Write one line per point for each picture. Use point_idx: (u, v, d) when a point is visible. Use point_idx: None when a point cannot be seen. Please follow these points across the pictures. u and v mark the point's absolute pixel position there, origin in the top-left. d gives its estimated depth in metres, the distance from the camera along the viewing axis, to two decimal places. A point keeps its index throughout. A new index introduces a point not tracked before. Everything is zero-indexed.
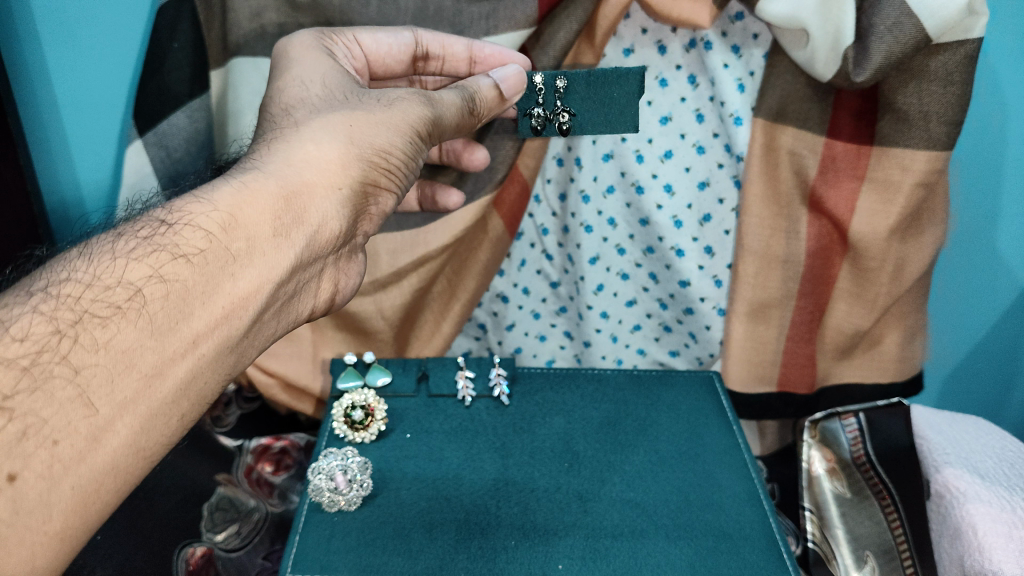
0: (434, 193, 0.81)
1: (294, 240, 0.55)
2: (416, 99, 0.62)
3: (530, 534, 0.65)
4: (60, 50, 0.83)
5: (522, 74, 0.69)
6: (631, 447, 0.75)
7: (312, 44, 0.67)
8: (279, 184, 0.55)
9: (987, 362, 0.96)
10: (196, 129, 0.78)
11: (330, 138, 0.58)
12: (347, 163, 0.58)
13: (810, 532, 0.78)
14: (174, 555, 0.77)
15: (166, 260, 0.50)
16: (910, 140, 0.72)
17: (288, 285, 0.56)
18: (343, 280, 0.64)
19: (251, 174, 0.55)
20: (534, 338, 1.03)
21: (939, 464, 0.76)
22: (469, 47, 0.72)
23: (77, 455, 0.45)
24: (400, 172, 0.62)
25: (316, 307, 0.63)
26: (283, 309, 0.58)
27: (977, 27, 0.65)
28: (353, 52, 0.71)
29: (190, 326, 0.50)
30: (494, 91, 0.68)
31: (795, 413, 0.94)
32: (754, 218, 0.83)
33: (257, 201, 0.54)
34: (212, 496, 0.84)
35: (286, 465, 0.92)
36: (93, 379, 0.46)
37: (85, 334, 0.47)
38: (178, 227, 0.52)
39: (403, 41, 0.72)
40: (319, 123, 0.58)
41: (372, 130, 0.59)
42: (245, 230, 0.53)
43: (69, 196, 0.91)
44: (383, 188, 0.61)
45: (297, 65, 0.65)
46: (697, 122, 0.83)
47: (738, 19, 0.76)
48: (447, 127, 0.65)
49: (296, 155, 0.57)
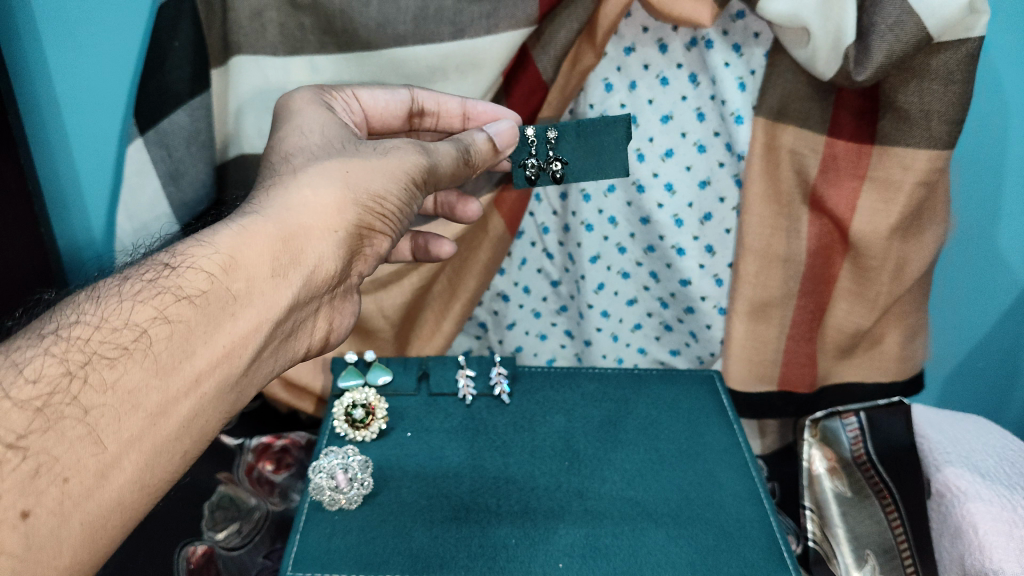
0: (427, 243, 0.80)
1: (292, 280, 0.54)
2: (413, 146, 0.62)
3: (530, 532, 0.65)
4: (60, 50, 0.83)
5: (515, 128, 0.70)
6: (631, 445, 0.75)
7: (312, 99, 0.67)
8: (276, 226, 0.54)
9: (987, 361, 0.96)
10: (197, 128, 0.78)
11: (326, 182, 0.57)
12: (343, 208, 0.57)
13: (812, 532, 0.76)
14: (174, 554, 0.78)
15: (169, 302, 0.50)
16: (911, 139, 0.72)
17: (286, 323, 0.56)
18: (338, 318, 0.63)
19: (250, 217, 0.55)
20: (535, 336, 1.03)
21: (939, 464, 0.77)
22: (463, 105, 0.74)
23: (86, 490, 0.45)
24: (395, 217, 0.61)
25: (313, 345, 0.62)
26: (281, 347, 0.57)
27: (978, 26, 0.65)
28: (352, 107, 0.71)
29: (192, 365, 0.50)
30: (487, 144, 0.68)
31: (796, 413, 0.95)
32: (754, 218, 0.82)
33: (256, 242, 0.53)
34: (212, 495, 0.85)
35: (287, 463, 0.92)
36: (102, 417, 0.46)
37: (95, 375, 0.47)
38: (179, 270, 0.51)
39: (400, 98, 0.72)
40: (316, 167, 0.58)
41: (367, 175, 0.59)
42: (246, 270, 0.53)
43: (70, 190, 0.92)
44: (379, 231, 0.61)
45: (298, 117, 0.65)
46: (698, 120, 0.83)
47: (739, 17, 0.76)
48: (443, 176, 0.65)
49: (295, 198, 0.56)
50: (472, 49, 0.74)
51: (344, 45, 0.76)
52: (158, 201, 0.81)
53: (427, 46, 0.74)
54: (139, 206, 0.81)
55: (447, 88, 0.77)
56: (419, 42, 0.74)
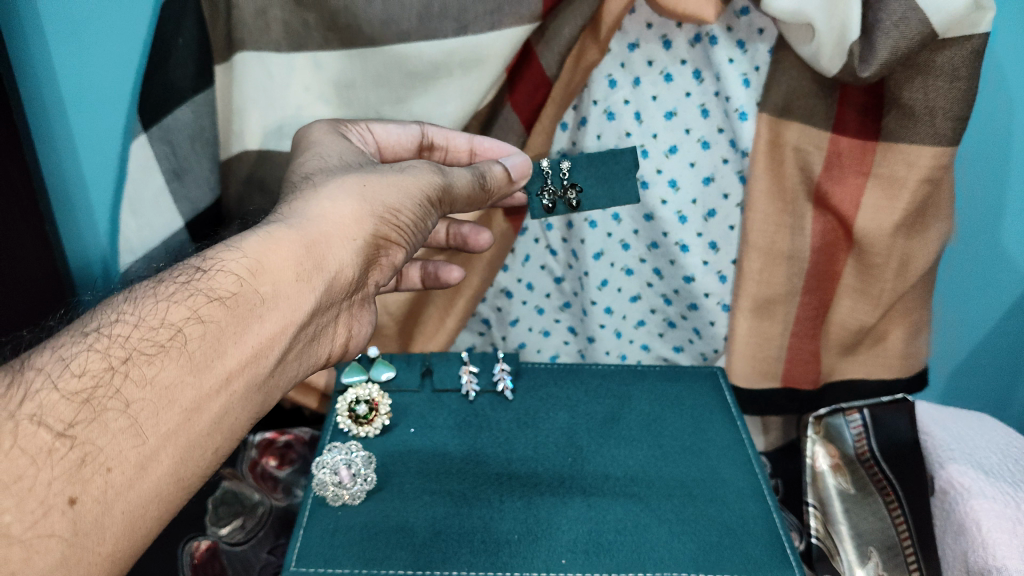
0: (436, 270, 0.83)
1: (315, 285, 0.54)
2: (428, 167, 0.64)
3: (532, 529, 0.65)
4: (64, 46, 0.83)
5: (528, 162, 0.73)
6: (636, 442, 0.75)
7: (330, 129, 0.70)
8: (299, 234, 0.54)
9: (989, 357, 0.96)
10: (201, 125, 0.78)
11: (345, 195, 0.58)
12: (361, 219, 0.57)
13: (816, 528, 0.76)
14: (180, 550, 0.81)
15: (202, 303, 0.50)
16: (915, 136, 0.72)
17: (308, 327, 0.56)
18: (356, 326, 0.63)
19: (275, 224, 0.55)
20: (538, 333, 1.03)
21: (944, 461, 0.77)
22: (470, 141, 0.78)
23: (127, 481, 0.45)
24: (411, 230, 0.62)
25: (333, 352, 0.62)
26: (304, 351, 0.57)
27: (984, 22, 0.65)
28: (366, 139, 0.74)
29: (223, 364, 0.50)
30: (503, 173, 0.70)
31: (800, 409, 0.95)
32: (759, 215, 0.82)
33: (281, 249, 0.53)
34: (216, 490, 0.86)
35: (291, 459, 0.91)
36: (143, 409, 0.46)
37: (135, 371, 0.47)
38: (211, 273, 0.51)
39: (411, 133, 0.76)
40: (335, 182, 0.59)
41: (385, 190, 0.60)
42: (271, 276, 0.52)
43: (73, 186, 0.93)
44: (395, 242, 0.61)
45: (317, 145, 0.67)
46: (703, 117, 0.83)
47: (743, 14, 0.75)
48: (459, 196, 0.66)
49: (315, 209, 0.57)
50: (477, 45, 0.73)
51: (348, 42, 0.75)
52: (163, 197, 0.81)
53: (430, 42, 0.74)
54: (145, 199, 0.81)
55: (450, 83, 0.77)
56: (424, 39, 0.74)
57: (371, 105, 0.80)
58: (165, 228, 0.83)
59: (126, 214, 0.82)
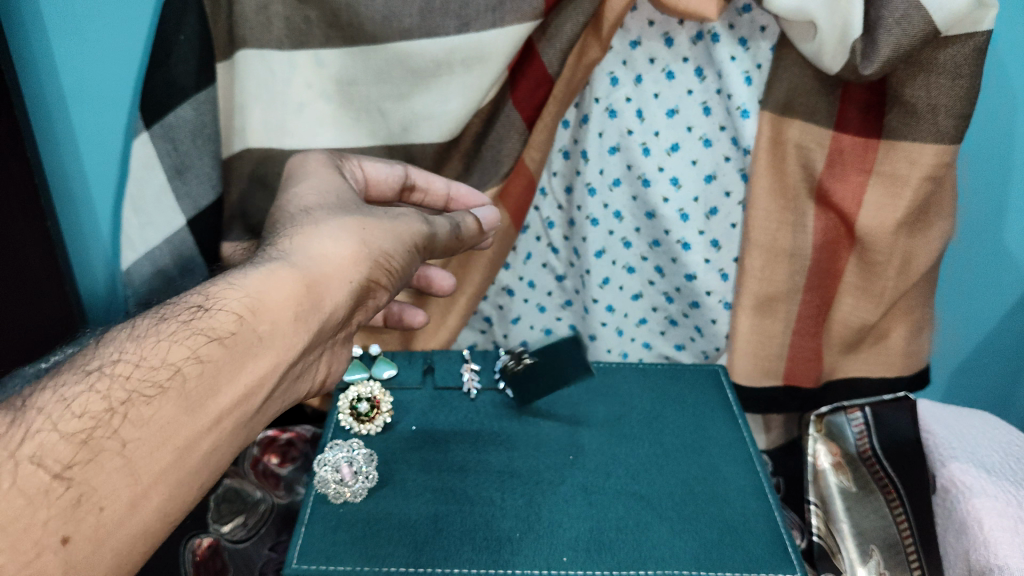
0: (399, 312, 0.87)
1: (311, 325, 0.54)
2: (416, 216, 0.67)
3: (534, 527, 0.65)
4: (67, 43, 0.83)
5: (497, 213, 0.78)
6: (637, 439, 0.75)
7: (326, 163, 0.70)
8: (300, 273, 0.54)
9: (991, 356, 0.96)
10: (203, 122, 0.78)
11: (344, 236, 0.58)
12: (358, 260, 0.58)
13: (816, 526, 0.77)
14: (182, 547, 0.81)
15: (202, 342, 0.49)
16: (917, 133, 0.72)
17: (296, 366, 0.55)
18: (335, 363, 0.63)
19: (278, 262, 0.54)
20: (540, 331, 1.03)
21: (945, 460, 0.77)
22: (449, 187, 0.80)
23: (117, 520, 0.44)
24: (398, 274, 0.63)
25: (313, 387, 0.61)
26: (290, 388, 0.57)
27: (986, 19, 0.65)
28: (355, 175, 0.74)
29: (216, 403, 0.48)
30: (474, 224, 0.74)
31: (801, 407, 0.94)
32: (761, 212, 0.82)
33: (281, 287, 0.53)
34: (218, 487, 0.86)
35: (292, 457, 0.91)
36: (138, 450, 0.45)
37: (132, 411, 0.45)
38: (212, 311, 0.50)
39: (396, 173, 0.76)
40: (334, 222, 0.60)
41: (381, 234, 0.61)
42: (271, 314, 0.52)
43: (74, 184, 0.93)
44: (384, 286, 0.62)
45: (309, 178, 0.67)
46: (705, 115, 0.83)
47: (746, 10, 0.75)
48: (438, 245, 0.70)
49: (316, 248, 0.57)
50: (478, 42, 0.73)
51: (350, 39, 0.76)
52: (164, 195, 0.81)
53: (431, 38, 0.74)
54: (146, 197, 0.81)
55: (452, 81, 0.76)
56: (425, 36, 0.74)
57: (373, 100, 0.79)
58: (166, 226, 0.83)
59: (128, 212, 0.82)
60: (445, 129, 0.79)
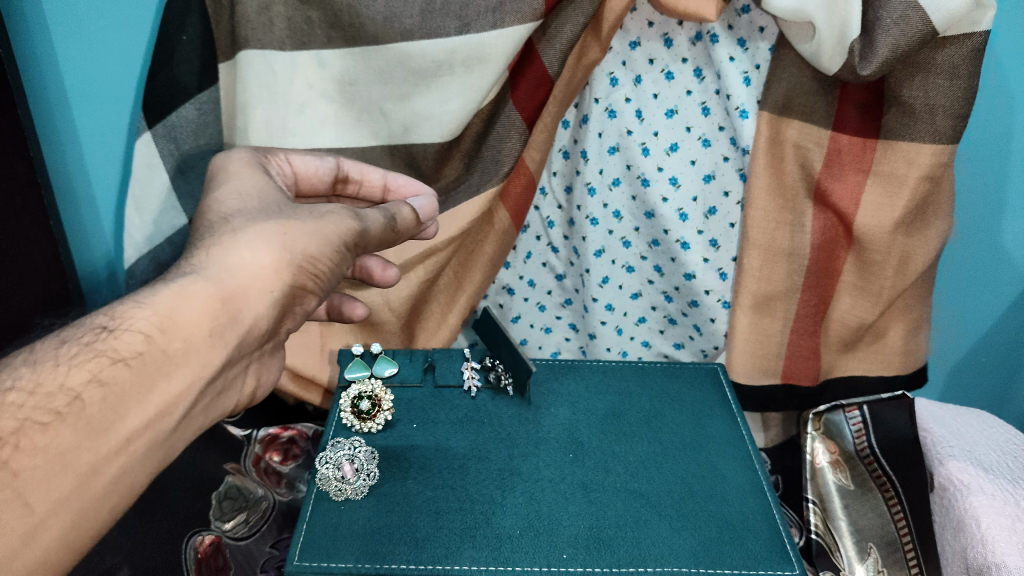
0: (341, 304, 0.84)
1: (228, 340, 0.53)
2: (345, 211, 0.62)
3: (534, 524, 0.66)
4: (70, 43, 0.84)
5: (435, 202, 0.74)
6: (636, 437, 0.76)
7: (250, 161, 0.67)
8: (214, 288, 0.53)
9: (989, 355, 0.97)
10: (205, 122, 0.79)
11: (263, 243, 0.56)
12: (280, 269, 0.56)
13: (815, 524, 0.78)
14: (184, 543, 0.76)
15: (105, 365, 0.48)
16: (915, 133, 0.73)
17: (216, 381, 0.55)
18: (264, 374, 0.64)
19: (191, 275, 0.53)
20: (540, 329, 1.04)
21: (943, 457, 0.77)
22: (384, 177, 0.78)
23: (11, 551, 0.43)
24: (327, 277, 0.60)
25: (241, 400, 0.62)
26: (210, 405, 0.56)
27: (984, 20, 0.66)
28: (284, 171, 0.71)
29: (124, 426, 0.48)
30: (411, 215, 0.70)
31: (800, 405, 0.92)
32: (759, 211, 0.82)
33: (193, 303, 0.51)
34: (221, 484, 0.84)
35: (293, 454, 0.92)
36: (32, 480, 0.44)
37: (25, 440, 0.45)
38: (117, 332, 0.49)
39: (328, 165, 0.74)
40: (253, 228, 0.57)
41: (304, 237, 0.58)
42: (183, 331, 0.51)
43: (76, 184, 0.94)
44: (311, 290, 0.60)
45: (233, 180, 0.64)
46: (704, 115, 0.84)
47: (745, 11, 0.76)
48: (372, 239, 0.64)
49: (232, 259, 0.55)
50: (478, 42, 0.74)
51: (351, 39, 0.76)
52: (167, 194, 0.82)
53: (432, 39, 0.74)
54: (148, 196, 0.82)
55: (452, 81, 0.77)
56: (426, 36, 0.74)
57: (374, 100, 0.80)
58: (167, 224, 0.83)
59: (130, 211, 0.83)
60: (446, 128, 0.79)
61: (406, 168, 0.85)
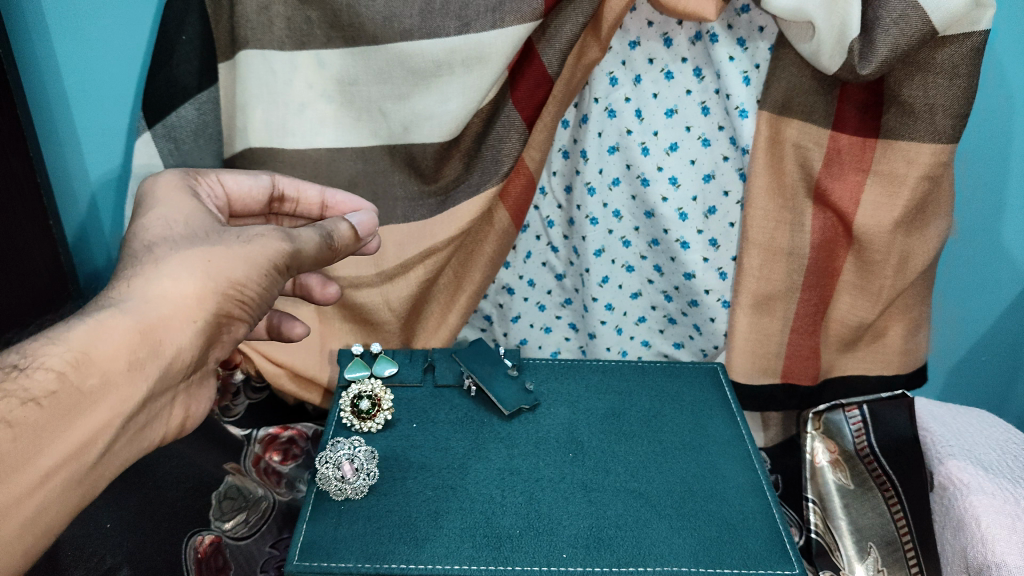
0: (279, 322, 0.78)
1: (148, 373, 0.51)
2: (275, 232, 0.59)
3: (534, 525, 0.66)
4: (70, 43, 0.84)
5: (374, 217, 0.70)
6: (636, 438, 0.76)
7: (179, 184, 0.65)
8: (133, 320, 0.51)
9: (990, 354, 0.97)
10: (204, 122, 0.79)
11: (185, 271, 0.53)
12: (203, 297, 0.53)
13: (815, 523, 0.78)
14: (184, 542, 0.74)
15: (14, 406, 0.47)
16: (915, 133, 0.73)
17: (138, 417, 0.53)
18: (196, 405, 0.60)
19: (108, 310, 0.51)
20: (539, 329, 1.03)
21: (943, 457, 0.77)
22: (322, 194, 0.74)
23: None
24: (256, 303, 0.57)
25: (169, 433, 0.59)
26: (132, 439, 0.55)
27: (984, 19, 0.66)
28: (216, 192, 0.69)
29: (38, 464, 0.47)
30: (349, 231, 0.66)
31: (800, 405, 0.92)
32: (759, 210, 0.82)
33: (109, 337, 0.50)
34: (221, 484, 0.82)
35: (293, 454, 0.92)
36: None
37: None
38: (29, 371, 0.48)
39: (262, 184, 0.71)
40: (176, 257, 0.54)
41: (230, 262, 0.55)
42: (100, 366, 0.49)
43: (76, 184, 0.93)
44: (238, 317, 0.57)
45: (160, 205, 0.61)
46: (703, 114, 0.84)
47: (744, 11, 0.77)
48: (307, 260, 0.61)
49: (153, 289, 0.52)
50: (478, 42, 0.74)
51: (350, 39, 0.76)
52: None
53: (432, 39, 0.75)
54: None
55: (452, 81, 0.77)
56: (425, 37, 0.75)
57: (374, 100, 0.79)
58: None
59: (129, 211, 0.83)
60: (446, 128, 0.79)
61: (406, 168, 0.84)
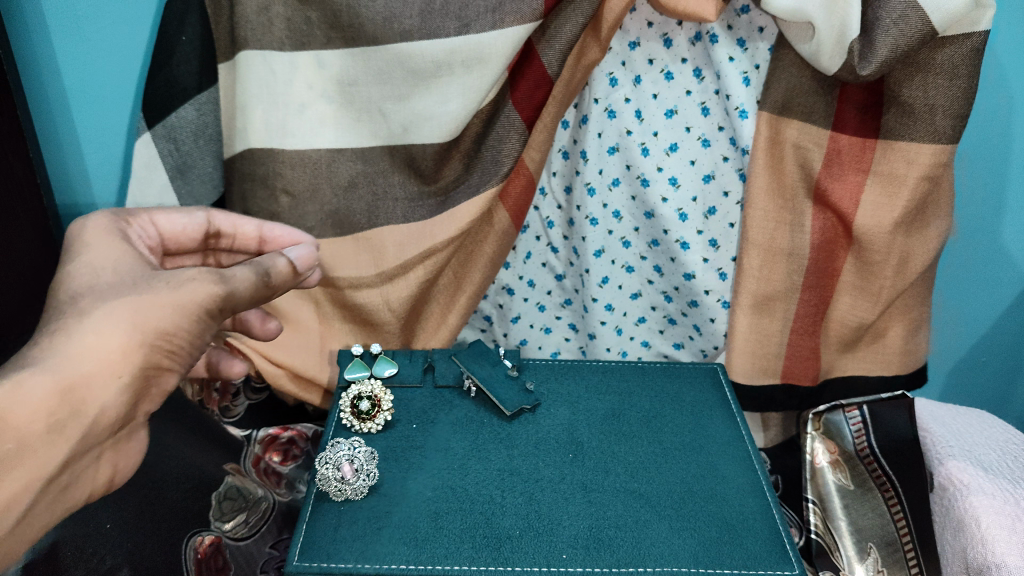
0: (217, 360, 0.80)
1: (70, 434, 0.46)
2: (206, 273, 0.53)
3: (534, 525, 0.65)
4: (70, 43, 0.84)
5: (314, 252, 0.65)
6: (636, 438, 0.76)
7: (109, 227, 0.58)
8: (50, 380, 0.45)
9: (991, 354, 0.97)
10: (204, 122, 0.80)
11: (107, 324, 0.47)
12: (127, 352, 0.47)
13: (815, 524, 0.79)
14: (184, 543, 0.73)
15: None
16: (914, 133, 0.73)
17: (61, 476, 0.48)
18: (123, 461, 0.53)
19: (21, 368, 0.44)
20: (539, 330, 1.03)
21: (942, 457, 0.77)
22: (260, 228, 0.72)
23: None
24: (185, 351, 0.52)
25: (94, 493, 0.53)
26: (54, 501, 0.49)
27: (983, 20, 0.67)
28: (148, 232, 0.64)
29: None
30: (287, 266, 0.61)
31: (800, 406, 0.92)
32: (758, 211, 0.82)
33: (23, 399, 0.43)
34: (221, 485, 0.81)
35: (293, 455, 0.93)
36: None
37: None
38: None
39: (196, 221, 0.68)
40: (99, 306, 0.48)
41: (156, 310, 0.49)
42: (14, 431, 0.43)
43: (75, 184, 0.93)
44: (167, 368, 0.51)
45: (87, 251, 0.54)
46: (703, 115, 0.84)
47: (744, 11, 0.77)
48: (242, 300, 0.55)
49: (71, 346, 0.46)
50: (477, 43, 0.74)
51: (349, 40, 0.76)
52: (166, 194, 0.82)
53: (431, 40, 0.74)
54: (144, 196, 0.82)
55: (452, 82, 0.77)
56: (425, 37, 0.75)
57: (374, 100, 0.79)
58: None
59: None
60: (445, 129, 0.79)
61: (406, 169, 0.84)
